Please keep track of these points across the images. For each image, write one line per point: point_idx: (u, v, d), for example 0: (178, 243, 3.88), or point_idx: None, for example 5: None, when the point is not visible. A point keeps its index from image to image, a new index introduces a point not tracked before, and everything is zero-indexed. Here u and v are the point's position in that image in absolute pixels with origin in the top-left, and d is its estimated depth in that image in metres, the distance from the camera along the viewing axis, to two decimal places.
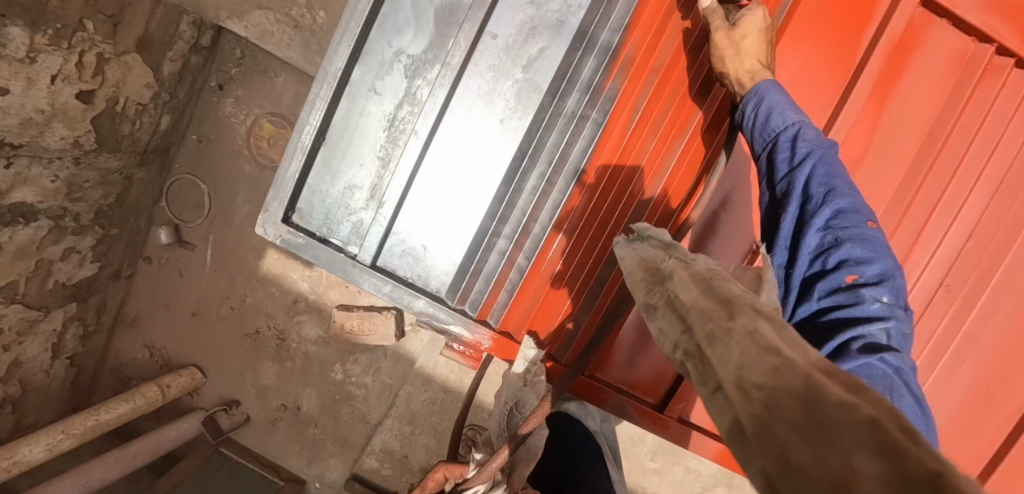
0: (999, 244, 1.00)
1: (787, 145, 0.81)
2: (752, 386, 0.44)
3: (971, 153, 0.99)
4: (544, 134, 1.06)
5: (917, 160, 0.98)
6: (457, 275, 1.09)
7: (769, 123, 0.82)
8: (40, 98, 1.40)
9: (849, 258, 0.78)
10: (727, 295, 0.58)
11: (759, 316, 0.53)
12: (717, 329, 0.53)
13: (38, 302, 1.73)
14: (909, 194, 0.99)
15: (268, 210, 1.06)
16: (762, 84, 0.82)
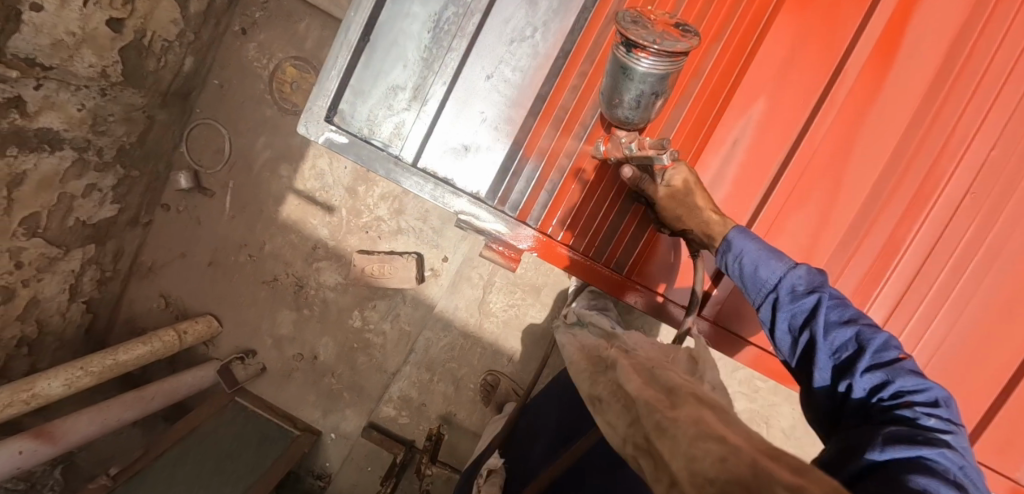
0: (1011, 172, 1.10)
1: (788, 296, 0.83)
2: (702, 477, 0.46)
3: (984, 87, 1.08)
4: (586, 35, 1.07)
5: (931, 93, 1.09)
6: (497, 177, 1.11)
7: (759, 274, 0.84)
8: (71, 20, 1.40)
9: (897, 385, 0.75)
10: (669, 387, 0.67)
11: (701, 407, 0.59)
12: (662, 418, 0.57)
13: (58, 239, 1.72)
14: (922, 127, 1.10)
15: (311, 108, 1.08)
16: (734, 236, 0.87)
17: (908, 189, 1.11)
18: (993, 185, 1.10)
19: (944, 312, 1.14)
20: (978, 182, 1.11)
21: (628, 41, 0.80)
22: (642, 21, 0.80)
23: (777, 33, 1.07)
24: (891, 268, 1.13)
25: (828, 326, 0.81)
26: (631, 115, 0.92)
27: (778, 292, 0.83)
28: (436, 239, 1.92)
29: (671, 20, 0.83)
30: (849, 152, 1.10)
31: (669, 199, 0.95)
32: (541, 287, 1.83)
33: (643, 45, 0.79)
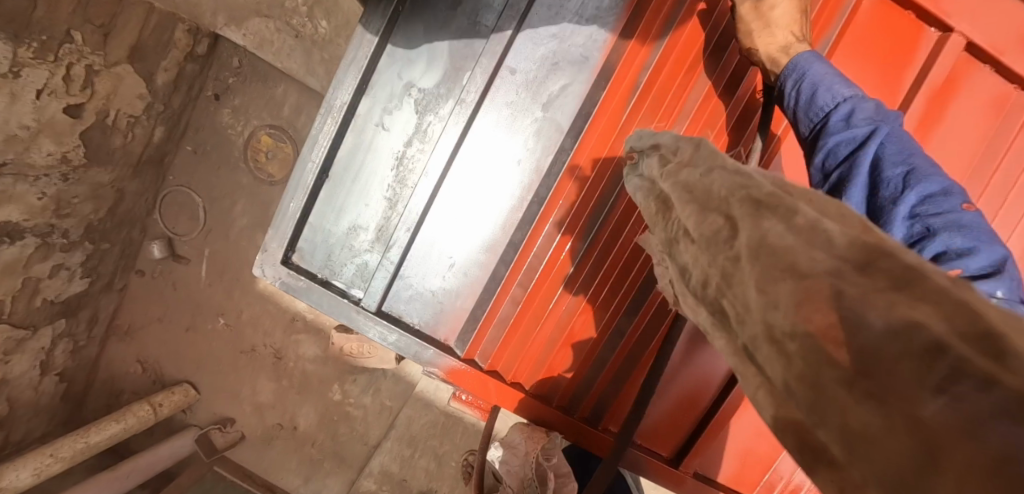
0: None
1: (840, 123, 0.76)
2: (783, 336, 0.34)
3: (1012, 202, 1.02)
4: (563, 180, 0.99)
5: None
6: (467, 324, 1.05)
7: (815, 100, 0.78)
8: (25, 114, 1.32)
9: (950, 250, 0.66)
10: (729, 197, 0.45)
11: (761, 215, 0.40)
12: (726, 263, 0.41)
13: (25, 320, 1.66)
14: None
15: (266, 251, 1.00)
16: (802, 57, 0.80)
17: None
18: None
19: None
20: None
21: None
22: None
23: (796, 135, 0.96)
24: None
25: (878, 158, 0.73)
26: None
27: (832, 121, 0.76)
28: None
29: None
30: None
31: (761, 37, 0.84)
32: None
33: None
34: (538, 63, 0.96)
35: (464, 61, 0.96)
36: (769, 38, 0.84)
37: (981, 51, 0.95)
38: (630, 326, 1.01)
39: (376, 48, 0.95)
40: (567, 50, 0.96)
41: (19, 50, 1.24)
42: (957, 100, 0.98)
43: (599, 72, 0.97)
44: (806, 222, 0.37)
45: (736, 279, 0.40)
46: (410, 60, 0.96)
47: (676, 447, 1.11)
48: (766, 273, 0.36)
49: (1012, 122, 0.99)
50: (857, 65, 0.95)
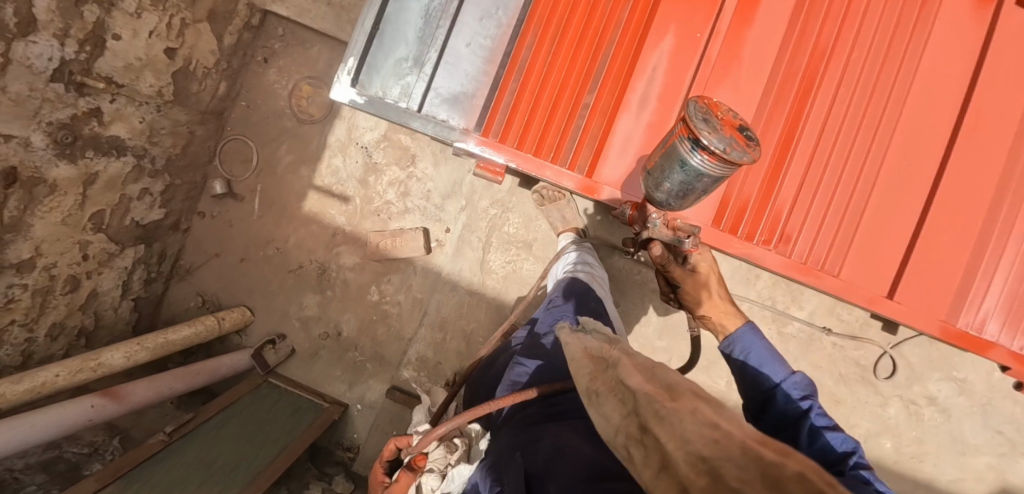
0: (869, 65, 1.48)
1: (775, 385, 1.13)
2: (697, 458, 0.57)
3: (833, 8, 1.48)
4: (534, 9, 1.46)
5: (796, 16, 1.46)
6: (481, 117, 1.46)
7: (750, 361, 1.19)
8: (139, 48, 1.77)
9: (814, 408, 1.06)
10: (669, 384, 0.72)
11: (697, 398, 0.67)
12: (664, 409, 0.65)
13: (116, 237, 2.02)
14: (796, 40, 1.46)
15: (340, 79, 1.44)
16: (745, 330, 1.24)
17: (790, 96, 1.47)
18: (860, 76, 1.48)
19: (850, 169, 1.48)
20: (840, 88, 1.48)
21: (697, 140, 1.11)
22: (711, 120, 1.11)
23: None
24: (789, 159, 1.47)
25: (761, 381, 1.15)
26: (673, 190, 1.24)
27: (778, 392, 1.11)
28: (438, 215, 2.23)
29: (735, 122, 1.14)
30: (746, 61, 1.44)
31: (693, 283, 1.36)
32: (532, 242, 2.16)
33: (712, 150, 1.10)
34: None
35: None
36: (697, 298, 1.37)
37: None
38: (593, 99, 1.45)
39: None
40: None
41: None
42: None
43: None
44: (726, 413, 0.64)
45: (670, 419, 0.63)
46: None
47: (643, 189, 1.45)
48: (703, 432, 0.59)
49: None
50: None
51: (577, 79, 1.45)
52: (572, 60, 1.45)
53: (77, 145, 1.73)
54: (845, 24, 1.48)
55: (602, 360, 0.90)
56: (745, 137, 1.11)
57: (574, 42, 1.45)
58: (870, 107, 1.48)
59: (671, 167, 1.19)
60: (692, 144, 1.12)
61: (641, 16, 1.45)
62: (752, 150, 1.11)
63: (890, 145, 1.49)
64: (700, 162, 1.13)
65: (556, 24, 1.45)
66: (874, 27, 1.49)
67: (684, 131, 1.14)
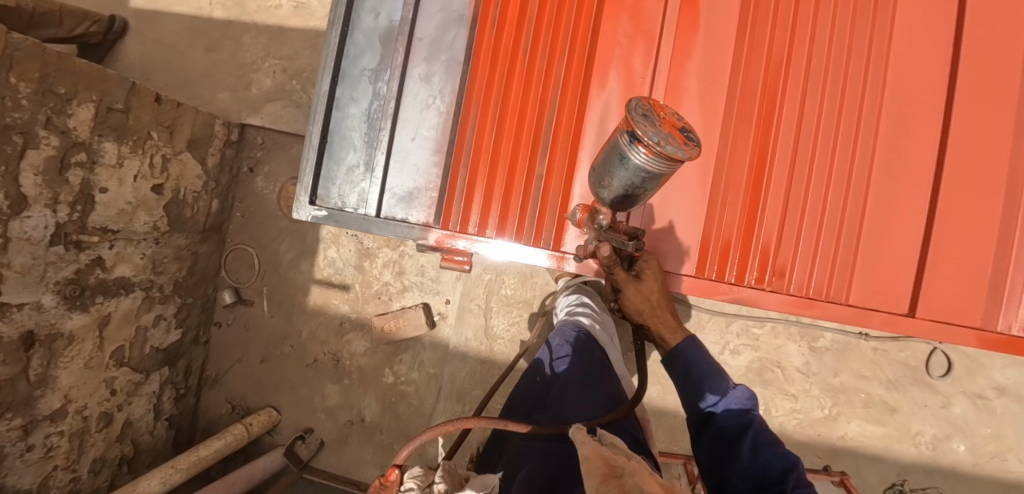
0: (832, 70, 1.38)
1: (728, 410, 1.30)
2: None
3: (780, 22, 1.39)
4: (471, 89, 1.47)
5: (740, 43, 1.39)
6: (439, 205, 1.45)
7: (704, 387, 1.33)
8: (128, 193, 1.91)
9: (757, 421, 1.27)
10: None
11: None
12: None
13: (139, 366, 2.12)
14: (742, 66, 1.40)
15: (299, 199, 1.50)
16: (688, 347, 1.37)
17: (751, 115, 1.39)
18: (823, 87, 1.37)
19: (836, 186, 1.37)
20: (805, 96, 1.38)
21: (634, 133, 0.99)
22: (650, 115, 1.00)
23: (606, 33, 1.43)
24: (766, 184, 1.38)
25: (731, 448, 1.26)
26: (616, 192, 1.14)
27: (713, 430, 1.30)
28: (437, 287, 2.24)
29: (678, 123, 1.02)
30: (694, 99, 1.40)
31: (634, 290, 1.32)
32: (533, 300, 2.13)
33: (643, 142, 0.98)
34: (434, 28, 1.49)
35: (390, 43, 1.49)
36: (638, 293, 1.32)
37: None
38: (545, 170, 1.43)
39: (337, 52, 1.50)
40: (450, 15, 1.49)
41: (122, 148, 1.85)
42: None
43: (470, 19, 1.48)
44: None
45: None
46: (360, 55, 1.52)
47: None
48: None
49: None
50: None
51: (524, 149, 1.44)
52: (516, 137, 1.45)
53: (87, 295, 1.85)
54: (799, 25, 1.39)
55: (616, 468, 0.90)
56: (685, 138, 0.99)
57: (517, 113, 1.45)
58: (843, 111, 1.37)
59: (610, 163, 1.09)
60: (624, 135, 1.03)
61: (577, 79, 1.43)
62: (692, 152, 0.98)
63: (876, 146, 1.37)
64: (638, 157, 1.01)
65: (495, 100, 1.46)
66: (830, 30, 1.38)
67: (624, 126, 1.03)
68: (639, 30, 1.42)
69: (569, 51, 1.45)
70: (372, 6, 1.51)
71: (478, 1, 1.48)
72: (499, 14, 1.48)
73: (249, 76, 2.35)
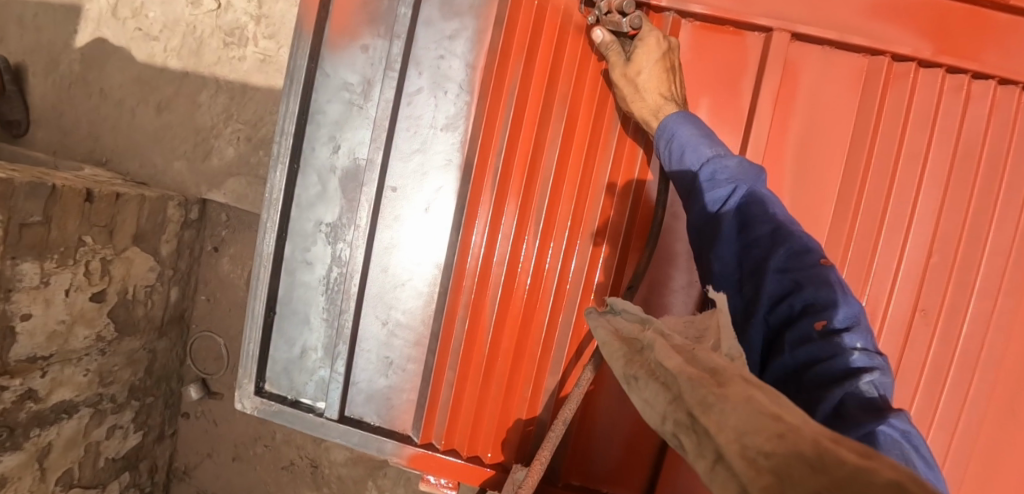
0: (958, 269, 1.08)
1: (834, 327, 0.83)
2: (757, 455, 0.48)
3: (895, 200, 1.08)
4: (459, 264, 1.10)
5: (836, 223, 1.09)
6: (416, 413, 1.14)
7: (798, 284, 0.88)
8: (59, 311, 1.61)
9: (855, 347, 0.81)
10: None
11: (750, 385, 0.58)
12: None
13: (94, 481, 1.90)
14: (840, 253, 1.08)
15: (241, 387, 1.18)
16: (669, 122, 1.01)
17: None
18: (942, 289, 1.08)
19: (941, 409, 1.10)
20: (916, 305, 1.08)
21: None
22: None
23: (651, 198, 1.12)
24: None
25: (750, 216, 0.94)
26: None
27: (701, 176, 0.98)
28: None
29: None
30: None
31: (624, 77, 1.08)
32: None
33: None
34: (413, 175, 1.10)
35: (353, 191, 1.11)
36: (642, 102, 1.07)
37: (790, 87, 1.09)
38: (558, 378, 1.13)
39: (284, 200, 1.12)
40: (433, 158, 1.10)
41: (46, 264, 1.54)
42: (802, 100, 1.09)
43: (462, 169, 1.09)
44: (786, 401, 0.55)
45: None
46: (313, 203, 1.13)
47: (645, 487, 1.14)
48: (752, 412, 0.53)
49: (860, 133, 1.08)
50: None
51: (533, 345, 1.14)
52: (523, 327, 1.13)
53: (18, 433, 1.60)
54: (919, 210, 1.07)
55: None
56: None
57: (525, 300, 1.12)
58: (964, 321, 1.09)
59: None
60: None
61: (606, 257, 1.12)
62: None
63: (998, 365, 1.09)
64: None
65: (493, 281, 1.11)
66: (961, 215, 1.07)
67: None
68: None
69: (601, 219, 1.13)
70: (330, 135, 1.11)
71: (472, 142, 1.08)
72: (502, 160, 1.08)
73: (208, 144, 1.99)
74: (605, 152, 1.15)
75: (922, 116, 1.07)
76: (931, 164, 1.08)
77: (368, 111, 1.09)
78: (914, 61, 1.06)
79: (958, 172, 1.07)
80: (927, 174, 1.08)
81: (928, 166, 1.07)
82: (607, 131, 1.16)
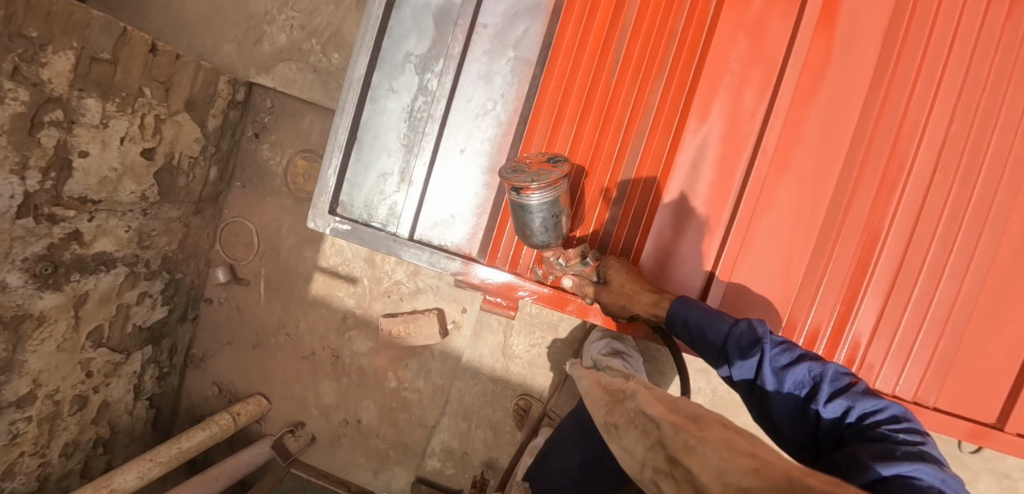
0: (977, 139, 1.14)
1: (830, 391, 0.90)
2: (739, 488, 0.58)
3: (927, 71, 1.14)
4: (540, 100, 1.21)
5: (873, 87, 1.15)
6: (484, 237, 1.23)
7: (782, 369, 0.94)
8: (113, 158, 1.64)
9: (865, 410, 0.87)
10: None
11: (726, 430, 0.69)
12: None
13: (120, 346, 1.93)
14: (872, 116, 1.16)
15: (316, 205, 1.23)
16: (675, 308, 1.05)
17: (871, 177, 1.16)
18: (960, 156, 1.14)
19: (951, 272, 1.16)
20: (938, 166, 1.15)
21: (516, 186, 0.97)
22: (519, 168, 0.99)
23: (718, 46, 1.15)
24: (874, 261, 1.18)
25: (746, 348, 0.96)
26: (546, 235, 1.05)
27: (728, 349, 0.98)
28: (453, 293, 2.05)
29: None
30: (800, 152, 1.16)
31: (611, 295, 1.10)
32: (558, 323, 1.93)
33: (526, 186, 0.96)
34: (503, 16, 1.21)
35: (445, 26, 1.21)
36: (637, 302, 1.09)
37: None
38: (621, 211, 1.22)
39: (379, 29, 1.21)
40: (524, 2, 1.20)
41: (107, 106, 1.57)
42: None
43: (551, 13, 1.21)
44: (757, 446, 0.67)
45: None
46: (405, 35, 1.22)
47: None
48: (734, 452, 0.63)
49: (904, 3, 1.13)
50: None
51: (603, 183, 1.22)
52: (591, 161, 1.22)
53: (60, 272, 1.61)
54: (949, 79, 1.14)
55: None
56: (550, 161, 0.99)
57: (593, 137, 1.21)
58: (980, 190, 1.15)
59: (526, 219, 1.01)
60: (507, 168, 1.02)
61: (675, 99, 1.17)
62: (561, 170, 0.98)
63: (1010, 235, 1.14)
64: None
65: (570, 115, 1.20)
66: (988, 89, 1.13)
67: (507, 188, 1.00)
68: (756, 55, 1.15)
69: (671, 67, 1.18)
70: None
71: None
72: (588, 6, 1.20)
73: (260, 30, 2.04)
74: (683, 4, 1.17)
75: None
76: (965, 38, 1.13)
77: None
78: None
79: (989, 47, 1.12)
80: (960, 45, 1.13)
81: (961, 40, 1.13)
82: None
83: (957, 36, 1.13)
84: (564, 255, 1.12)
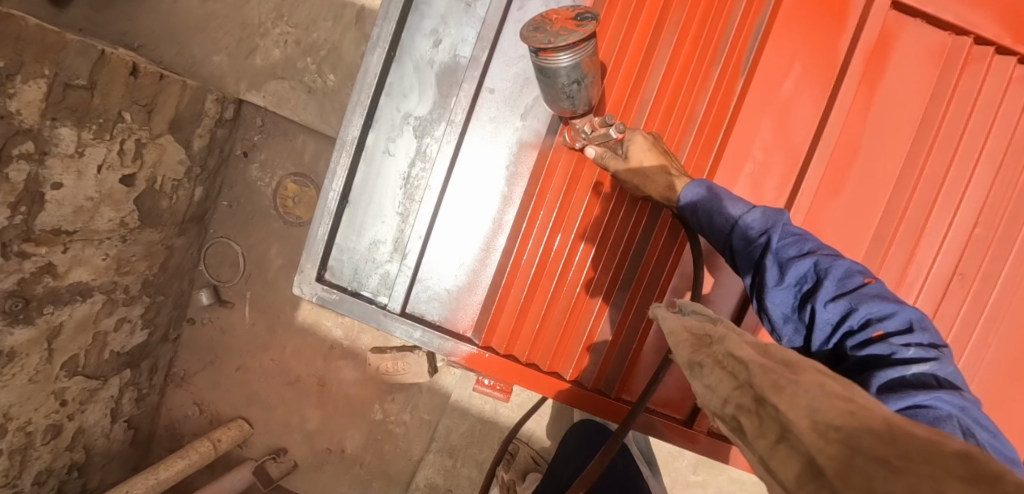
0: (993, 245, 1.13)
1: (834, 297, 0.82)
2: (828, 427, 0.50)
3: (954, 171, 1.11)
4: (547, 175, 1.13)
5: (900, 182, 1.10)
6: (482, 314, 1.17)
7: (721, 215, 0.92)
8: (89, 187, 1.54)
9: (871, 316, 0.80)
10: None
11: (823, 376, 0.59)
12: None
13: (96, 372, 1.85)
14: (898, 213, 1.10)
15: (302, 271, 1.15)
16: (687, 192, 0.95)
17: (889, 278, 1.11)
18: (978, 261, 1.12)
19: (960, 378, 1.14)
20: (956, 271, 1.12)
21: (539, 48, 0.84)
22: (540, 29, 0.85)
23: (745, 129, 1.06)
24: None
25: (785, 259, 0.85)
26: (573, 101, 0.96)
27: (734, 237, 0.90)
28: None
29: None
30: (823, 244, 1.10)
31: (627, 173, 1.03)
32: None
33: (544, 48, 0.84)
34: (512, 80, 1.11)
35: (450, 88, 1.11)
36: (653, 185, 1.02)
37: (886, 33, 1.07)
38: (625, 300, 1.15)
39: (376, 86, 1.11)
40: None
41: (83, 133, 1.47)
42: (894, 52, 1.08)
43: None
44: (848, 387, 0.57)
45: None
46: (405, 94, 1.12)
47: (687, 410, 1.20)
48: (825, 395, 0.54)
49: (938, 100, 1.09)
50: (775, 62, 1.05)
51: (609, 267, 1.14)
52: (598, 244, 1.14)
53: (31, 307, 1.54)
54: (974, 182, 1.11)
55: None
56: (575, 19, 0.84)
57: (603, 217, 1.13)
58: (991, 296, 1.13)
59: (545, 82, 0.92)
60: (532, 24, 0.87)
61: None
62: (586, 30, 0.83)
63: (1013, 342, 1.14)
64: None
65: (581, 193, 1.15)
66: (1007, 197, 1.12)
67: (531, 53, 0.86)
68: (782, 140, 1.07)
69: (689, 150, 1.13)
70: (433, 28, 1.10)
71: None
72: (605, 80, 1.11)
73: (253, 42, 1.90)
74: (705, 87, 1.11)
75: (994, 95, 1.10)
76: (992, 143, 1.11)
77: (475, 9, 1.09)
78: (992, 46, 1.09)
79: (1012, 155, 1.11)
80: (988, 149, 1.11)
81: (989, 144, 1.11)
82: (712, 59, 1.10)
83: (986, 140, 1.10)
84: (592, 125, 1.01)
